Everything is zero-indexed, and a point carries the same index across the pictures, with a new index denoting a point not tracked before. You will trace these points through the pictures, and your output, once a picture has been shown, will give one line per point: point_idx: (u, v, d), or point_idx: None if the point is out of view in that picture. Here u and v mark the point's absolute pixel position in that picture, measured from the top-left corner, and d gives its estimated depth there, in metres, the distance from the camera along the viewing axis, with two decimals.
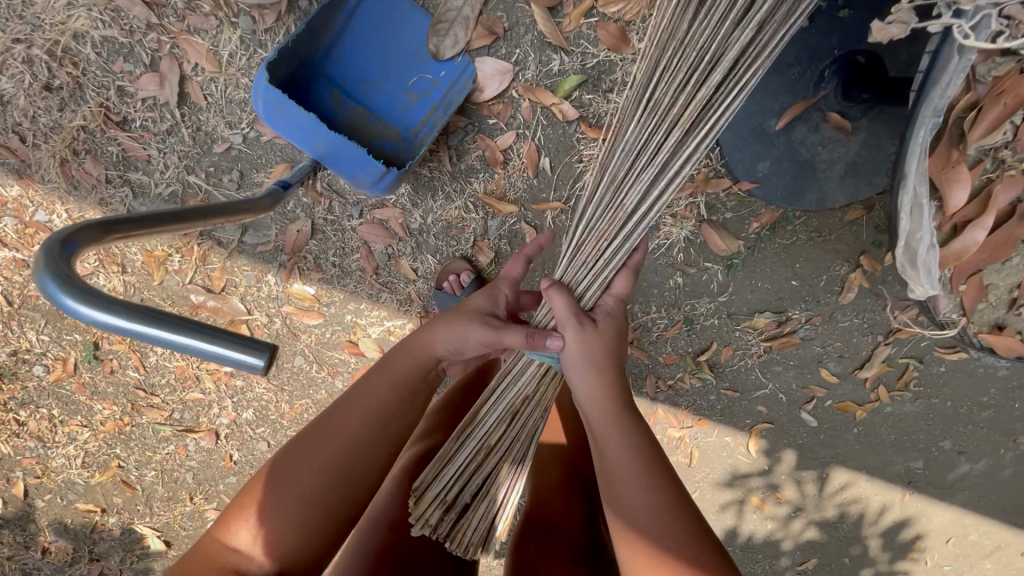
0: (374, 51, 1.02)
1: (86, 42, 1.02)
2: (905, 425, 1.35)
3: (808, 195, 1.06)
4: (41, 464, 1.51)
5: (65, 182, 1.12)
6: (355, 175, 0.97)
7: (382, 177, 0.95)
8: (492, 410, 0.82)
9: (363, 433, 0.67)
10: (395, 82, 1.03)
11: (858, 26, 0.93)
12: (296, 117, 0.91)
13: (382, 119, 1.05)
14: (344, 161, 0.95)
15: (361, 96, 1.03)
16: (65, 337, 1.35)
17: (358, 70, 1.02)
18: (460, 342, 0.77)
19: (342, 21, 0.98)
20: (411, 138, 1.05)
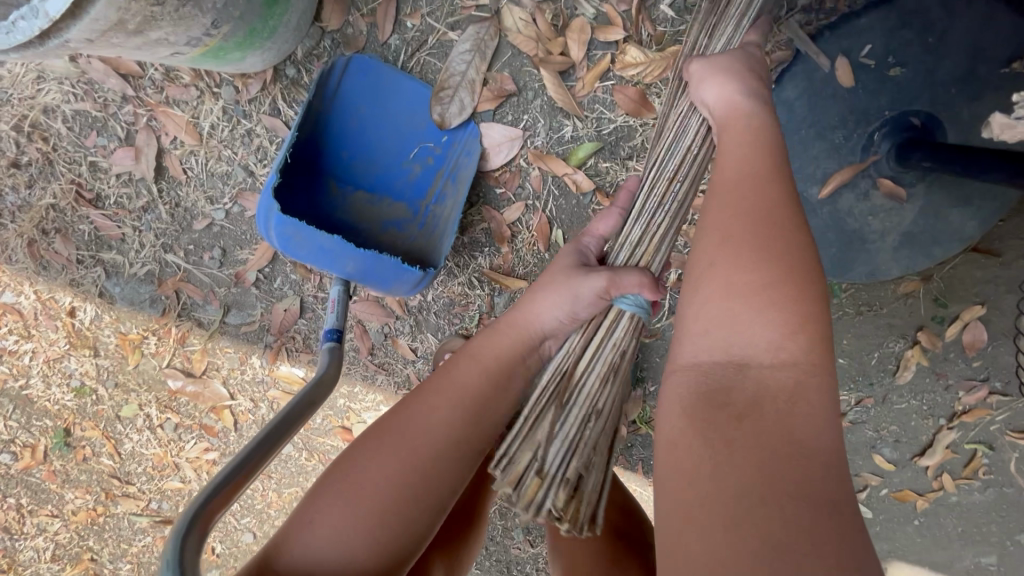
0: (367, 130, 0.91)
1: (57, 117, 0.94)
2: (973, 516, 1.18)
3: (857, 268, 0.94)
4: (7, 557, 1.38)
5: (35, 263, 1.04)
6: (390, 286, 0.86)
7: (421, 280, 0.85)
8: (593, 363, 0.64)
9: (450, 433, 0.61)
10: (393, 157, 0.93)
11: (913, 84, 0.81)
12: (318, 242, 0.79)
13: (388, 201, 0.94)
14: (379, 277, 0.83)
15: (358, 178, 0.93)
16: (35, 423, 1.23)
17: (349, 151, 0.92)
18: (569, 302, 0.64)
19: (322, 108, 0.87)
20: (422, 212, 0.95)
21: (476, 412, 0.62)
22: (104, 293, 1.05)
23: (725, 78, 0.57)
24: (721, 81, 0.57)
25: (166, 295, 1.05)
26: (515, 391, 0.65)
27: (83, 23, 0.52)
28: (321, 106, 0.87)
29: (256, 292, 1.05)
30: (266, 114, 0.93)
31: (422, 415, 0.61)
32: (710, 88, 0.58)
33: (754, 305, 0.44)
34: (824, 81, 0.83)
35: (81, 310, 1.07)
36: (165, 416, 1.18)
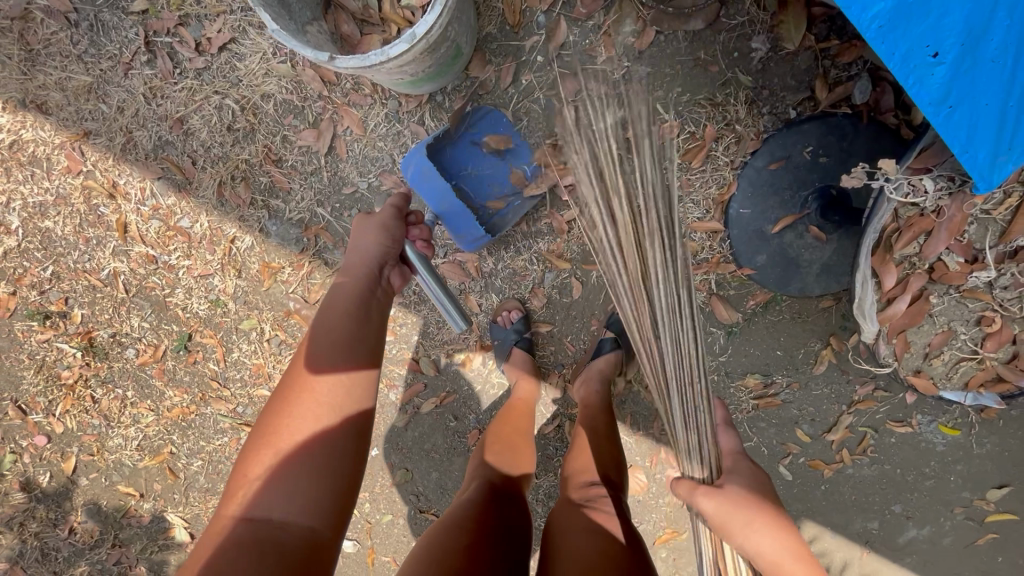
0: (479, 152, 1.38)
1: (270, 101, 1.34)
2: (863, 486, 1.62)
3: (793, 283, 1.39)
4: (98, 442, 1.64)
5: (216, 199, 1.41)
6: (458, 233, 1.38)
7: (478, 240, 1.38)
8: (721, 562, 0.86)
9: (335, 413, 0.83)
10: (488, 175, 1.39)
11: (834, 169, 1.28)
12: (436, 184, 1.31)
13: (472, 198, 1.39)
14: (458, 220, 1.35)
15: (463, 180, 1.38)
16: (164, 326, 1.55)
17: (465, 162, 1.38)
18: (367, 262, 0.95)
19: (461, 130, 1.36)
20: (489, 214, 1.40)
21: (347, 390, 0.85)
22: (263, 229, 1.43)
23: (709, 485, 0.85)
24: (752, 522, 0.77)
25: (308, 238, 1.43)
26: (375, 341, 0.91)
27: (403, 54, 0.93)
28: (462, 127, 1.36)
29: None
30: (414, 123, 1.36)
31: (314, 407, 0.82)
32: (704, 500, 0.84)
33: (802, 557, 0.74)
34: (783, 157, 1.30)
35: (240, 240, 1.44)
36: (274, 332, 1.51)
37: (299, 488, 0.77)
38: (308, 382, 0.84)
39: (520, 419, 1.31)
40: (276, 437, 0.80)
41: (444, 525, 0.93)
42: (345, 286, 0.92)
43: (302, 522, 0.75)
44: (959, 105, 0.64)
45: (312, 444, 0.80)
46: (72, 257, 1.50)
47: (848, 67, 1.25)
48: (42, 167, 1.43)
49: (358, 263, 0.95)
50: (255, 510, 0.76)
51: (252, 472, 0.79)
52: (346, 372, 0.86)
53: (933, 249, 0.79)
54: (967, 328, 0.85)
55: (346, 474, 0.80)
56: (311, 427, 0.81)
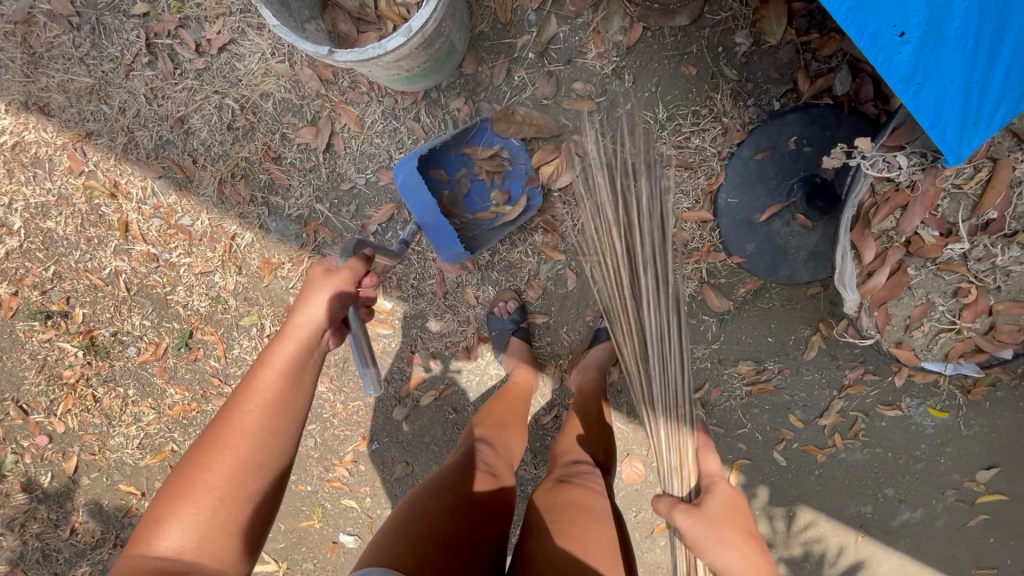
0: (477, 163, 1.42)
1: (269, 100, 1.38)
2: (855, 470, 1.65)
3: (782, 270, 1.43)
4: (100, 441, 1.65)
5: (217, 197, 1.44)
6: (439, 246, 1.38)
7: (457, 256, 1.39)
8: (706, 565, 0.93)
9: (254, 461, 0.79)
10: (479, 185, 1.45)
11: (817, 158, 1.32)
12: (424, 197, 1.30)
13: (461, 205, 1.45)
14: (440, 235, 1.35)
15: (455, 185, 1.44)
16: (165, 324, 1.56)
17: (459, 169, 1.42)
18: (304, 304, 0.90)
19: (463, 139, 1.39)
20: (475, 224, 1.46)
21: (266, 438, 0.81)
22: (263, 226, 1.45)
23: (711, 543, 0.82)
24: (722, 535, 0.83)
25: (307, 234, 1.46)
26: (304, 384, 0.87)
27: (400, 48, 0.97)
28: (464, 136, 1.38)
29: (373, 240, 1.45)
30: (410, 119, 1.40)
31: (231, 458, 0.77)
32: (681, 516, 0.88)
33: None
34: (768, 147, 1.35)
35: (240, 237, 1.47)
36: (275, 328, 1.53)
37: (216, 536, 0.74)
38: (228, 431, 0.79)
39: (516, 402, 1.35)
40: (189, 486, 0.75)
41: (431, 486, 0.97)
42: (290, 346, 0.87)
43: (214, 571, 0.73)
44: (927, 81, 0.68)
45: (227, 493, 0.76)
46: (74, 257, 1.52)
47: (829, 60, 1.30)
48: (44, 167, 1.45)
49: (305, 323, 0.89)
50: (169, 554, 0.71)
51: (167, 517, 0.73)
52: (267, 419, 0.81)
53: (909, 222, 0.83)
54: (944, 300, 0.89)
55: (258, 523, 0.79)
56: (225, 478, 0.76)
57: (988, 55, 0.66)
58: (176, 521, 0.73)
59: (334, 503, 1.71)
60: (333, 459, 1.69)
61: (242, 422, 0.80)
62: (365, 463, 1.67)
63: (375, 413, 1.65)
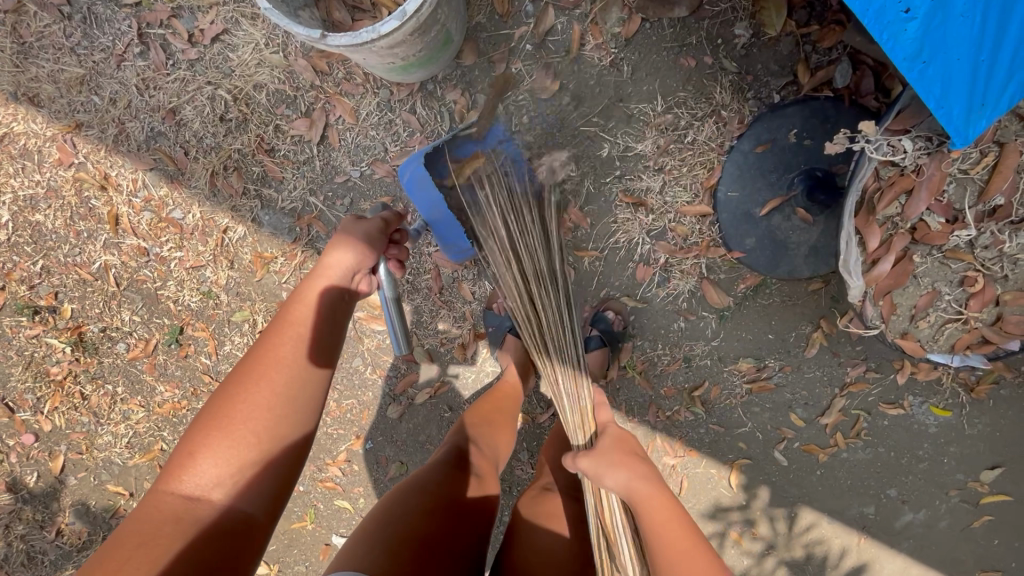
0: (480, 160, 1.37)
1: (262, 91, 1.36)
2: (858, 470, 1.62)
3: (783, 265, 1.41)
4: (87, 440, 1.62)
5: (209, 189, 1.42)
6: (447, 243, 1.43)
7: (464, 253, 1.44)
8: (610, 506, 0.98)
9: (286, 405, 0.78)
10: None
11: (818, 151, 1.31)
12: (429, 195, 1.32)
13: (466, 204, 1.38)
14: (447, 232, 1.39)
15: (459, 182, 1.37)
16: (155, 320, 1.54)
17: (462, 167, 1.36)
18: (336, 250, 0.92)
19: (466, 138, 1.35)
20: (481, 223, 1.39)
21: (298, 382, 0.80)
22: (256, 219, 1.43)
23: (615, 473, 0.88)
24: (615, 464, 0.90)
25: (300, 227, 1.43)
26: (337, 334, 0.88)
27: (394, 31, 0.95)
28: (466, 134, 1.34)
29: None
30: (406, 111, 1.38)
31: (262, 399, 0.77)
32: (580, 459, 0.94)
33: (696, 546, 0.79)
34: (768, 141, 1.34)
35: (233, 230, 1.44)
36: (267, 324, 1.50)
37: (245, 475, 0.73)
38: (261, 370, 0.79)
39: (505, 402, 1.30)
40: (218, 425, 0.74)
41: (410, 486, 0.98)
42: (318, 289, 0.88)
43: (243, 510, 0.72)
44: (932, 60, 0.67)
45: (256, 434, 0.75)
46: (63, 251, 1.50)
47: (830, 52, 1.28)
48: (33, 159, 1.43)
49: (335, 270, 0.90)
50: (195, 492, 0.71)
51: (195, 453, 0.72)
52: (302, 365, 0.82)
53: (914, 208, 0.81)
54: (951, 289, 0.86)
55: (289, 465, 0.77)
56: (255, 420, 0.75)
57: (995, 33, 0.64)
58: (204, 459, 0.72)
59: (326, 504, 1.68)
60: (326, 459, 1.65)
61: (275, 361, 0.80)
62: (358, 463, 1.64)
63: (369, 412, 1.62)
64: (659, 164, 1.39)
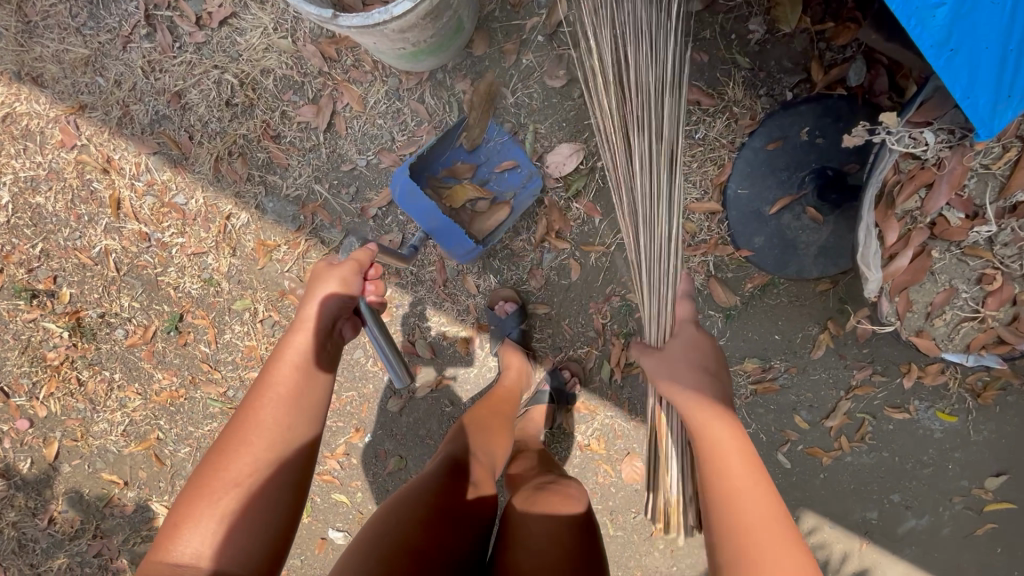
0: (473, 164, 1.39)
1: (269, 76, 1.35)
2: (862, 475, 1.60)
3: (791, 265, 1.39)
4: (82, 427, 1.59)
5: (213, 175, 1.40)
6: (451, 247, 1.35)
7: (472, 252, 1.34)
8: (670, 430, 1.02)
9: (271, 461, 0.75)
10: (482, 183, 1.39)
11: (830, 149, 1.30)
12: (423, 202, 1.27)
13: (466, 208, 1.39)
14: (449, 235, 1.31)
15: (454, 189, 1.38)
16: (155, 306, 1.52)
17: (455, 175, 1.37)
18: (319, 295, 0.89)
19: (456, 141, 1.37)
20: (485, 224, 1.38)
21: (283, 437, 0.77)
22: (259, 206, 1.41)
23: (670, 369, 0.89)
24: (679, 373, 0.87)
25: (305, 216, 1.42)
26: (322, 378, 0.85)
27: (406, 16, 0.94)
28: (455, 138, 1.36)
29: (372, 224, 1.41)
30: (414, 101, 1.37)
31: (245, 459, 0.73)
32: (646, 357, 0.95)
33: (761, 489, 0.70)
34: (780, 138, 1.32)
35: (236, 217, 1.42)
36: (268, 313, 1.48)
37: (233, 535, 0.70)
38: (244, 430, 0.76)
39: (504, 406, 1.28)
40: (202, 492, 0.71)
41: (407, 492, 0.92)
42: (296, 339, 0.84)
43: (234, 573, 0.68)
44: (960, 48, 0.65)
45: (242, 496, 0.72)
46: (63, 235, 1.48)
47: (844, 50, 1.27)
48: (35, 141, 1.41)
49: (318, 312, 0.87)
50: (184, 559, 0.68)
51: (181, 522, 0.70)
52: (286, 419, 0.78)
53: (933, 202, 0.81)
54: (968, 287, 0.86)
55: (279, 521, 0.73)
56: (240, 480, 0.72)
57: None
58: (191, 529, 0.69)
59: (324, 498, 1.65)
60: (324, 451, 1.63)
61: (257, 420, 0.76)
62: (357, 456, 1.62)
63: (369, 404, 1.60)
64: None
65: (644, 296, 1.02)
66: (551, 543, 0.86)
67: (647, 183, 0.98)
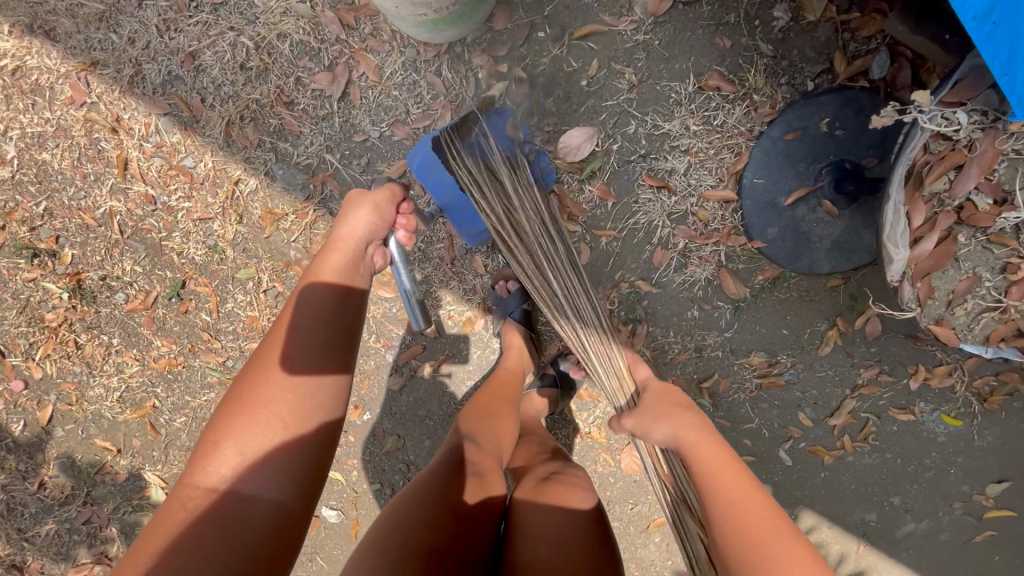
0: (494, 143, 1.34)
1: (285, 41, 1.33)
2: (862, 475, 1.59)
3: (803, 259, 1.37)
4: (78, 391, 1.57)
5: (223, 139, 1.39)
6: (463, 225, 1.36)
7: (482, 234, 1.37)
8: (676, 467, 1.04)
9: (305, 386, 0.80)
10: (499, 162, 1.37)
11: (849, 142, 1.28)
12: (441, 177, 1.25)
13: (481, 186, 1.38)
14: (462, 214, 1.32)
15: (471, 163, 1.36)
16: (157, 272, 1.49)
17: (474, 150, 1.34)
18: (348, 226, 0.94)
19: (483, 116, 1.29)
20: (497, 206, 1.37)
21: (315, 365, 0.82)
22: (269, 173, 1.40)
23: (662, 423, 0.90)
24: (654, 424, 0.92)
25: (314, 185, 1.40)
26: (354, 303, 0.90)
27: None
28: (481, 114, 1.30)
29: None
30: (432, 73, 1.35)
31: (279, 386, 0.78)
32: (626, 420, 0.98)
33: (773, 518, 0.73)
34: (799, 128, 1.31)
35: (244, 183, 1.41)
36: (272, 284, 1.47)
37: (269, 458, 0.74)
38: (278, 360, 0.80)
39: (506, 387, 1.26)
40: (240, 417, 0.75)
41: (419, 486, 0.90)
42: (333, 261, 0.90)
43: (272, 495, 0.72)
44: (1002, 21, 0.67)
45: (278, 421, 0.76)
46: (68, 194, 1.46)
47: (869, 42, 1.26)
48: (44, 96, 1.39)
49: (348, 242, 0.93)
50: (220, 483, 0.71)
51: (219, 444, 0.73)
52: (317, 351, 0.83)
53: (963, 184, 0.82)
54: (991, 276, 0.89)
55: (315, 443, 0.78)
56: (277, 404, 0.77)
57: None
58: (229, 450, 0.73)
59: None
60: None
61: (294, 347, 0.82)
62: (355, 433, 1.60)
63: (369, 382, 1.58)
64: (685, 146, 1.37)
65: (585, 348, 1.16)
66: (561, 542, 0.84)
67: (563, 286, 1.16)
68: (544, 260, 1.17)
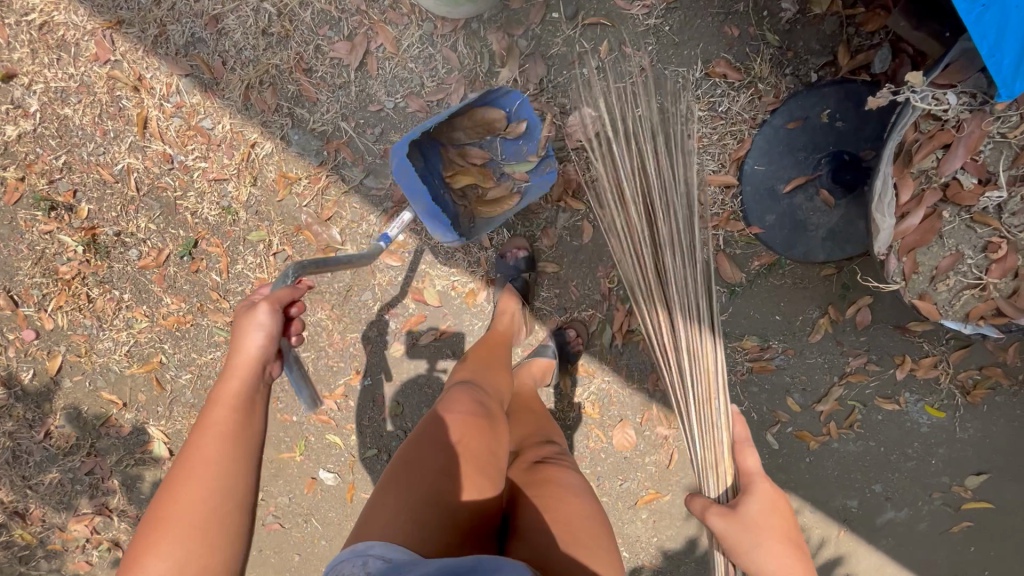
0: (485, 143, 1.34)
1: (307, 10, 1.39)
2: (846, 462, 1.64)
3: (799, 246, 1.41)
4: (87, 344, 1.61)
5: (242, 102, 1.44)
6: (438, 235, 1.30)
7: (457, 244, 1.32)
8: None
9: (231, 470, 0.72)
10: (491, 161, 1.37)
11: (847, 133, 1.33)
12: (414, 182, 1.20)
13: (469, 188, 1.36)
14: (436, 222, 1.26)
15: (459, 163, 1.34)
16: (171, 230, 1.53)
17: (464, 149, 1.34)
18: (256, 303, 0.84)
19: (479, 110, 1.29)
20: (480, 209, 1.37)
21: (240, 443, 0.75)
22: (285, 137, 1.44)
23: (755, 547, 0.84)
24: (757, 548, 0.84)
25: (328, 151, 1.44)
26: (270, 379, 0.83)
27: None
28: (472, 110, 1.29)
29: None
30: (447, 47, 1.40)
31: (202, 480, 0.70)
32: (715, 518, 0.90)
33: None
34: (801, 118, 1.35)
35: (260, 146, 1.45)
36: (282, 247, 1.50)
37: (198, 556, 0.67)
38: (196, 453, 0.72)
39: (498, 350, 1.30)
40: (161, 523, 0.67)
41: (417, 442, 0.91)
42: (229, 388, 0.78)
43: None
44: (991, 4, 0.71)
45: (207, 512, 0.69)
46: (87, 149, 1.50)
47: (871, 37, 1.30)
48: (69, 52, 1.45)
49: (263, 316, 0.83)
50: None
51: (140, 555, 0.65)
52: (238, 433, 0.75)
53: (950, 162, 0.90)
54: (973, 254, 0.96)
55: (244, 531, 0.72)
56: (201, 501, 0.69)
57: None
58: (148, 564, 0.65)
59: (318, 438, 1.67)
60: (322, 391, 1.64)
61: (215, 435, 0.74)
62: (355, 399, 1.64)
63: (372, 349, 1.62)
64: None
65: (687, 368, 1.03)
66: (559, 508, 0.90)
67: (687, 309, 1.02)
68: (655, 233, 1.05)
